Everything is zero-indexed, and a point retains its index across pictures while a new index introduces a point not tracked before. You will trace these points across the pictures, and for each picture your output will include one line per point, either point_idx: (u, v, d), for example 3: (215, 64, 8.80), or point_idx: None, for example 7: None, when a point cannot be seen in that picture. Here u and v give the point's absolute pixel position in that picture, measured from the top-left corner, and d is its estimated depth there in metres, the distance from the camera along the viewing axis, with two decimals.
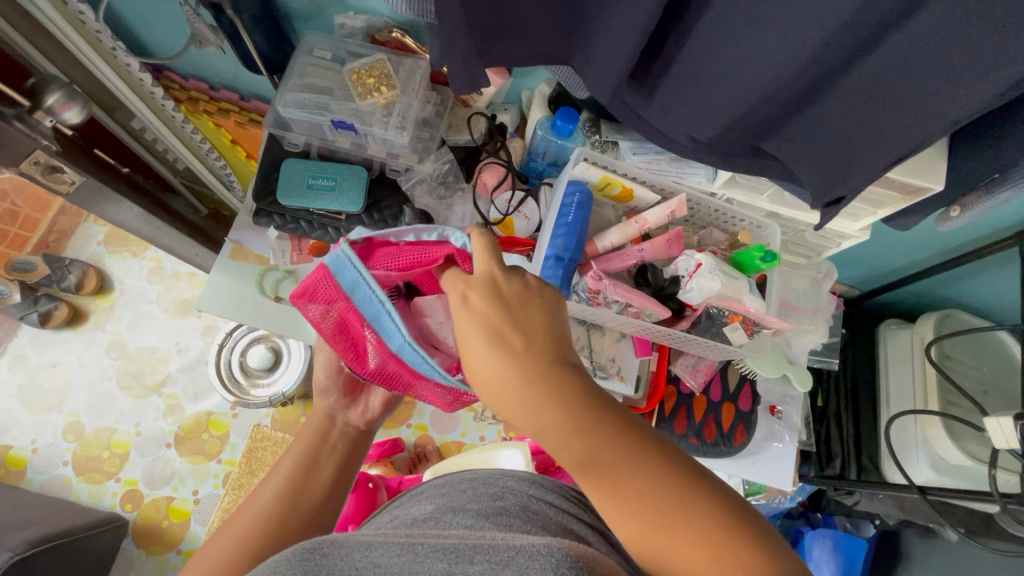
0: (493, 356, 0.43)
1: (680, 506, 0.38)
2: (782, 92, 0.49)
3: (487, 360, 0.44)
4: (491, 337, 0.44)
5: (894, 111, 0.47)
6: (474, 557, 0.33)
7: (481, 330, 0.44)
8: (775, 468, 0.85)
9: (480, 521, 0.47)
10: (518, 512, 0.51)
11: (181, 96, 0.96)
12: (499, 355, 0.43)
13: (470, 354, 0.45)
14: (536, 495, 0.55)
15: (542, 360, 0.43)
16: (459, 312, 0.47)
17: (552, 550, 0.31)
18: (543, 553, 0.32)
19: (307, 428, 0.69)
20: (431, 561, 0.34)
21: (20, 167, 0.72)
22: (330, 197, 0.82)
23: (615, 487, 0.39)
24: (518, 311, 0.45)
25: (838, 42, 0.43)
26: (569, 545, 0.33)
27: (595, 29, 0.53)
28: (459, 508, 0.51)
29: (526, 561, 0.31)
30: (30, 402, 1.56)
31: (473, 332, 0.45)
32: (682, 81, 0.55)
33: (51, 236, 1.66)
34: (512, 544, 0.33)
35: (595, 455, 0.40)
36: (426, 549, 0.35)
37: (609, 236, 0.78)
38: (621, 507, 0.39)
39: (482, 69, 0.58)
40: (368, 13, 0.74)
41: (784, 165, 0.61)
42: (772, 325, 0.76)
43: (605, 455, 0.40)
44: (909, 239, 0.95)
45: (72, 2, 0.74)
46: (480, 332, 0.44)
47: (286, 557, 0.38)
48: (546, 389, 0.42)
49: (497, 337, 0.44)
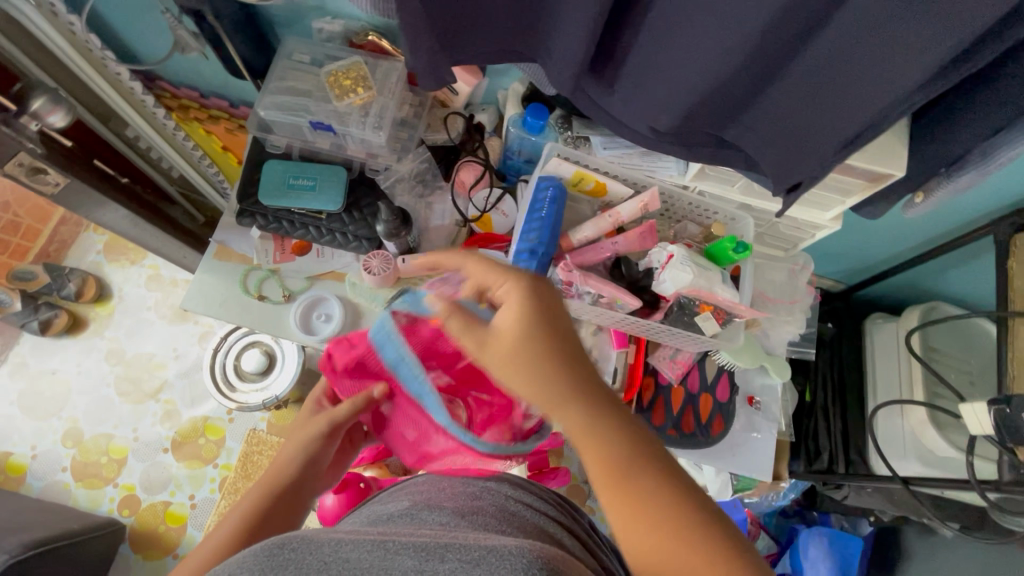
0: (548, 360, 0.44)
1: (704, 534, 0.41)
2: (731, 79, 0.51)
3: (534, 370, 0.44)
4: (548, 347, 0.45)
5: (840, 94, 0.48)
6: (445, 555, 0.34)
7: (535, 341, 0.45)
8: (755, 459, 0.85)
9: (457, 519, 0.46)
10: (493, 511, 0.50)
11: (172, 104, 1.00)
12: (552, 365, 0.44)
13: (519, 352, 0.45)
14: (514, 497, 0.54)
15: (590, 373, 0.45)
16: (506, 327, 0.46)
17: (523, 552, 0.34)
18: (513, 553, 0.34)
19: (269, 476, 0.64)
20: (406, 558, 0.34)
21: (4, 167, 0.75)
22: (310, 197, 0.84)
23: (637, 502, 0.42)
24: (563, 332, 0.46)
25: (778, 29, 0.44)
26: (539, 546, 0.35)
27: (553, 24, 0.55)
28: (437, 504, 0.50)
29: (497, 561, 0.33)
30: (31, 408, 1.58)
31: (525, 338, 0.45)
32: (640, 72, 0.56)
33: (51, 246, 1.69)
34: (484, 544, 0.35)
35: (628, 465, 0.43)
36: (398, 546, 0.35)
37: (584, 230, 0.79)
38: (643, 529, 0.42)
39: (448, 65, 0.60)
40: (345, 18, 0.77)
41: (746, 154, 0.62)
42: (744, 314, 0.76)
43: (636, 477, 0.42)
44: (888, 230, 0.95)
45: (63, 14, 0.77)
46: (536, 326, 0.45)
47: (253, 552, 0.36)
48: (592, 398, 0.44)
49: (553, 347, 0.45)
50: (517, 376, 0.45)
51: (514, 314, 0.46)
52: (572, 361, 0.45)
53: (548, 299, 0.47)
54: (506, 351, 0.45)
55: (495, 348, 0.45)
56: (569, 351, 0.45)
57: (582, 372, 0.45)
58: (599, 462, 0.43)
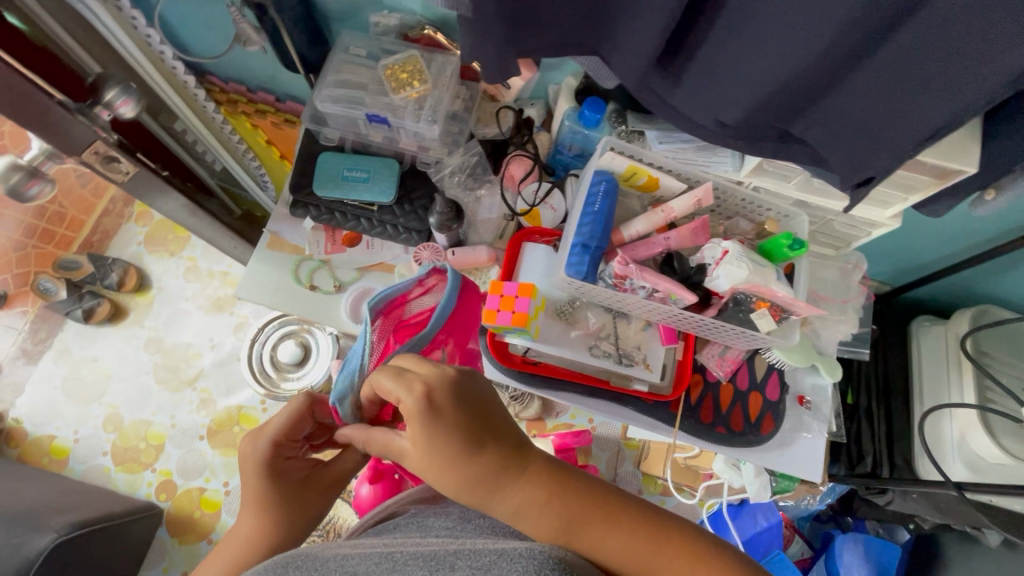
0: (466, 458, 0.51)
1: (659, 544, 0.51)
2: (805, 74, 0.50)
3: (459, 470, 0.51)
4: (464, 447, 0.52)
5: (921, 91, 0.47)
6: (456, 564, 0.42)
7: (450, 446, 0.52)
8: (804, 459, 0.83)
9: (461, 524, 0.57)
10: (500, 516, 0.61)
11: (221, 98, 1.03)
12: (471, 462, 0.51)
13: (440, 462, 0.51)
14: None
15: (506, 456, 0.53)
16: (417, 445, 0.52)
17: (524, 554, 0.40)
18: (522, 555, 0.40)
19: (228, 551, 0.58)
20: (412, 567, 0.43)
21: (80, 156, 0.75)
22: (363, 188, 0.85)
23: (591, 543, 0.51)
24: (473, 428, 0.53)
25: (863, 21, 0.44)
26: (543, 550, 0.41)
27: (624, 17, 0.55)
28: (442, 512, 0.62)
29: (505, 563, 0.40)
30: (73, 393, 1.63)
31: (437, 447, 0.51)
32: (709, 64, 0.56)
33: (94, 236, 1.74)
34: (494, 551, 0.42)
35: (572, 518, 0.51)
36: (410, 560, 0.43)
37: (635, 225, 0.79)
38: (604, 561, 0.50)
39: (515, 58, 0.60)
40: (401, 11, 0.78)
41: (811, 148, 0.61)
42: (801, 312, 0.73)
43: (584, 525, 0.51)
44: (943, 229, 0.94)
45: (128, 10, 0.81)
46: (455, 435, 0.52)
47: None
48: (516, 480, 0.52)
49: (468, 445, 0.52)
50: (446, 481, 0.51)
51: (420, 427, 0.52)
52: (490, 451, 0.52)
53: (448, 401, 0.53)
54: (431, 462, 0.51)
55: (416, 460, 0.52)
56: (481, 447, 0.52)
57: (498, 459, 0.52)
58: (545, 522, 0.51)
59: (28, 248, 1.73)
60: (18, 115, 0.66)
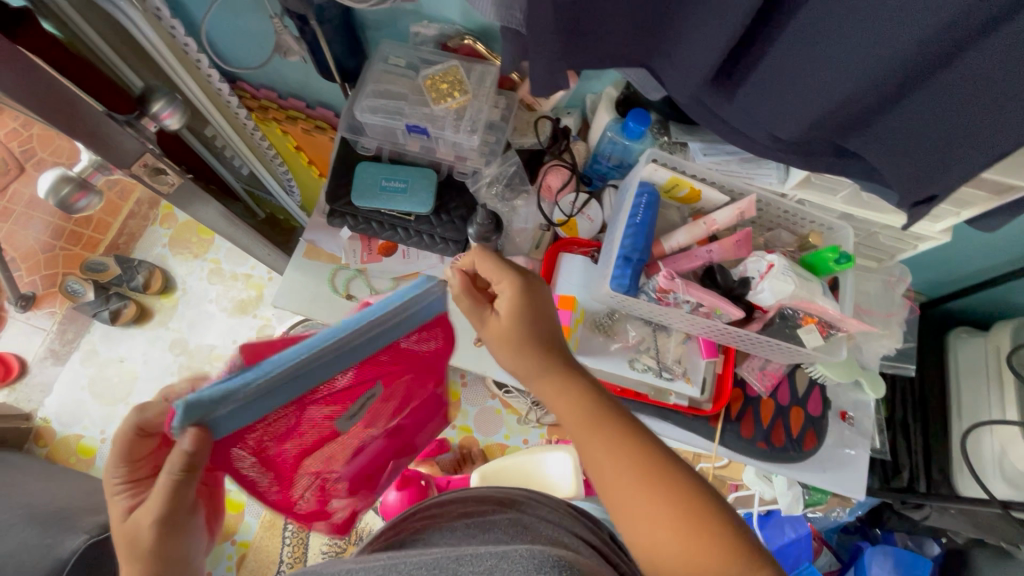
0: (542, 335, 0.56)
1: (675, 484, 0.48)
2: (869, 93, 0.49)
3: (529, 340, 0.56)
4: (547, 331, 0.57)
5: (994, 113, 0.45)
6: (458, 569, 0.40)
7: (535, 325, 0.56)
8: (846, 475, 0.81)
9: (467, 539, 0.60)
10: (506, 525, 0.63)
11: (252, 104, 1.04)
12: (542, 339, 0.56)
13: (518, 330, 0.56)
14: (537, 513, 0.67)
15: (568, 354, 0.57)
16: (505, 313, 0.57)
17: (526, 555, 0.37)
18: (525, 556, 0.38)
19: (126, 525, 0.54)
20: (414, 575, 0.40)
21: (131, 169, 0.76)
22: (401, 199, 0.85)
23: (606, 449, 0.51)
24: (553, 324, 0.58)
25: (938, 40, 0.42)
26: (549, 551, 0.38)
27: (680, 31, 0.54)
28: (447, 527, 0.65)
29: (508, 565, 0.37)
30: (100, 394, 1.64)
31: (525, 322, 0.56)
32: (767, 80, 0.55)
33: (120, 238, 1.76)
34: (497, 553, 0.39)
35: (599, 422, 0.52)
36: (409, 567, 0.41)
37: (676, 237, 0.78)
38: (610, 471, 0.50)
39: (564, 69, 0.59)
40: (440, 21, 0.77)
41: (866, 163, 0.59)
42: (848, 328, 0.73)
43: (609, 437, 0.51)
44: (989, 241, 0.92)
45: (166, 18, 0.80)
46: (540, 320, 0.57)
47: None
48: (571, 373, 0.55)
49: (549, 332, 0.57)
50: (511, 345, 0.56)
51: (519, 300, 0.57)
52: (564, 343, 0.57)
53: (542, 303, 0.58)
54: (508, 326, 0.56)
55: (497, 327, 0.57)
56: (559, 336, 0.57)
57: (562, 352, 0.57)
58: (577, 413, 0.53)
59: (56, 249, 1.75)
60: (73, 132, 0.68)
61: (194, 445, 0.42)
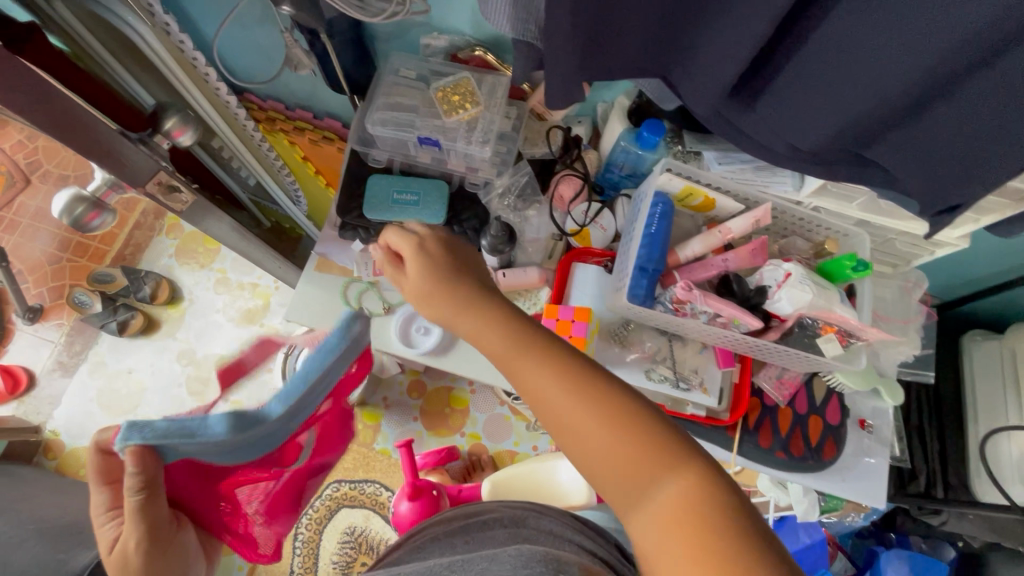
0: (452, 280, 0.53)
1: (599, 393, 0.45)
2: (892, 104, 0.48)
3: (436, 287, 0.53)
4: (456, 273, 0.54)
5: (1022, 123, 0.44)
6: None
7: (442, 271, 0.54)
8: (867, 484, 0.80)
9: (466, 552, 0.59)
10: (506, 537, 0.62)
11: (259, 116, 1.03)
12: (449, 283, 0.53)
13: (423, 278, 0.54)
14: (538, 525, 0.66)
15: (483, 290, 0.53)
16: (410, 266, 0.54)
17: None
18: None
19: None
20: None
21: (144, 187, 0.76)
22: (414, 211, 0.85)
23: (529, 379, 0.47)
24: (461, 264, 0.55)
25: (966, 51, 0.41)
26: None
27: (697, 42, 0.54)
28: (448, 543, 0.63)
29: None
30: (108, 406, 1.64)
31: (429, 269, 0.54)
32: (785, 90, 0.54)
33: (126, 249, 1.76)
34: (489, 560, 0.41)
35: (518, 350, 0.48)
36: None
37: (691, 246, 0.78)
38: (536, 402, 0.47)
39: (580, 81, 0.59)
40: (451, 33, 0.77)
41: (886, 172, 0.59)
42: (869, 337, 0.71)
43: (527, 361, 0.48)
44: (1003, 244, 0.91)
45: (175, 33, 0.80)
46: (444, 266, 0.54)
47: None
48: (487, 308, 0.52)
49: (456, 271, 0.54)
50: (423, 297, 0.53)
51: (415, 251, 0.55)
52: (475, 281, 0.54)
53: (440, 246, 0.56)
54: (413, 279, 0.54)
55: (410, 285, 0.54)
56: (466, 276, 0.54)
57: (476, 290, 0.53)
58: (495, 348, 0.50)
59: (63, 261, 1.75)
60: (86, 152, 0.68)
61: (137, 463, 0.44)
